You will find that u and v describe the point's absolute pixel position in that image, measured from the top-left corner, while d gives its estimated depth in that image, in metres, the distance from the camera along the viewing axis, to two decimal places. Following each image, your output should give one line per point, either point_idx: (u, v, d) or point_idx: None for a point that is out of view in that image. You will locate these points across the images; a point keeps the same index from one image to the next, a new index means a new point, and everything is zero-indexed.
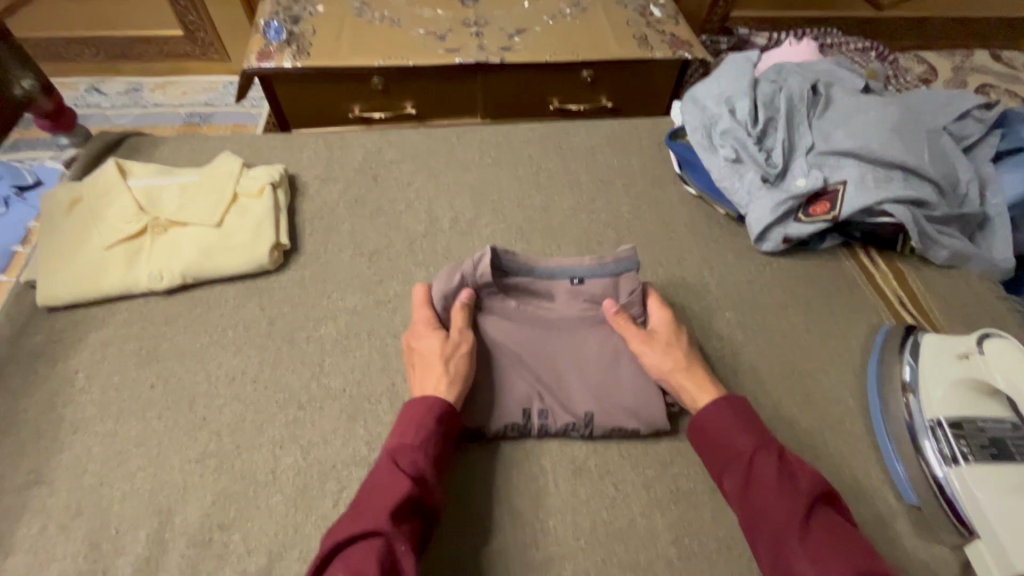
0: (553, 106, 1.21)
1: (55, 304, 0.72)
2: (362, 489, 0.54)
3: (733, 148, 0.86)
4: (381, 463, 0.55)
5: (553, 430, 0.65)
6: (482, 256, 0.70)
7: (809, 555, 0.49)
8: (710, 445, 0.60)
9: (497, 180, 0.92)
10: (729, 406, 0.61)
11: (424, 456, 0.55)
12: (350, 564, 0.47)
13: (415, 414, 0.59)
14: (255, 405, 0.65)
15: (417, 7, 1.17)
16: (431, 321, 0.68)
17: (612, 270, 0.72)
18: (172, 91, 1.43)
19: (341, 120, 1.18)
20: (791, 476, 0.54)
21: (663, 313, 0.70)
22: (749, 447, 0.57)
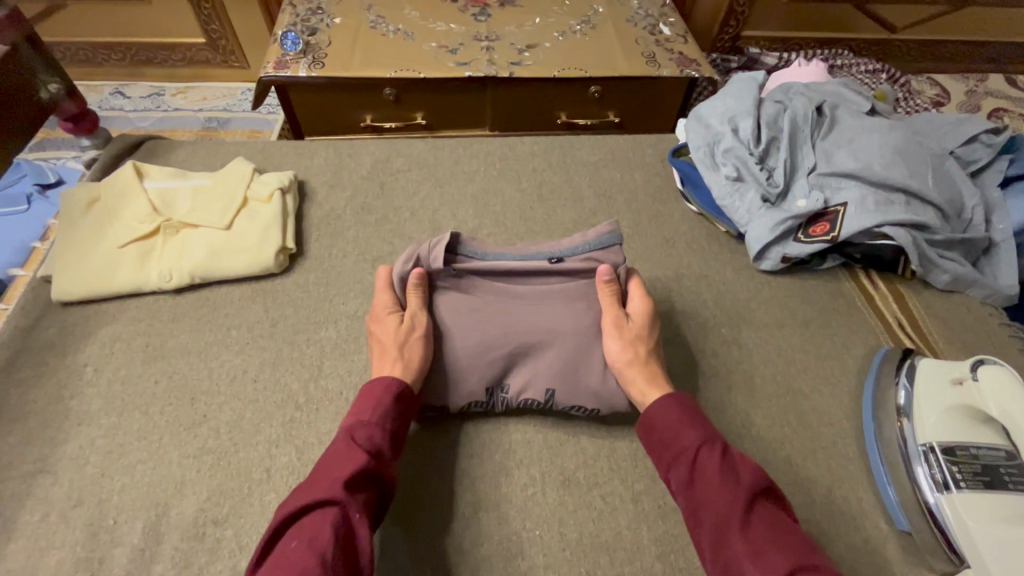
0: (560, 120, 1.22)
1: (69, 299, 0.74)
2: (317, 463, 0.56)
3: (735, 166, 0.87)
4: (337, 439, 0.57)
5: (515, 404, 0.68)
6: (439, 239, 0.72)
7: (747, 547, 0.50)
8: (656, 441, 0.60)
9: (501, 191, 0.93)
10: (675, 400, 0.61)
11: (380, 432, 0.58)
12: (303, 533, 0.49)
13: (373, 392, 0.61)
14: (254, 404, 0.67)
15: (431, 22, 1.20)
16: (391, 305, 0.70)
17: (590, 248, 0.73)
18: (193, 95, 1.48)
19: (353, 129, 1.21)
20: (733, 468, 0.55)
21: (639, 296, 0.70)
22: (694, 441, 0.57)
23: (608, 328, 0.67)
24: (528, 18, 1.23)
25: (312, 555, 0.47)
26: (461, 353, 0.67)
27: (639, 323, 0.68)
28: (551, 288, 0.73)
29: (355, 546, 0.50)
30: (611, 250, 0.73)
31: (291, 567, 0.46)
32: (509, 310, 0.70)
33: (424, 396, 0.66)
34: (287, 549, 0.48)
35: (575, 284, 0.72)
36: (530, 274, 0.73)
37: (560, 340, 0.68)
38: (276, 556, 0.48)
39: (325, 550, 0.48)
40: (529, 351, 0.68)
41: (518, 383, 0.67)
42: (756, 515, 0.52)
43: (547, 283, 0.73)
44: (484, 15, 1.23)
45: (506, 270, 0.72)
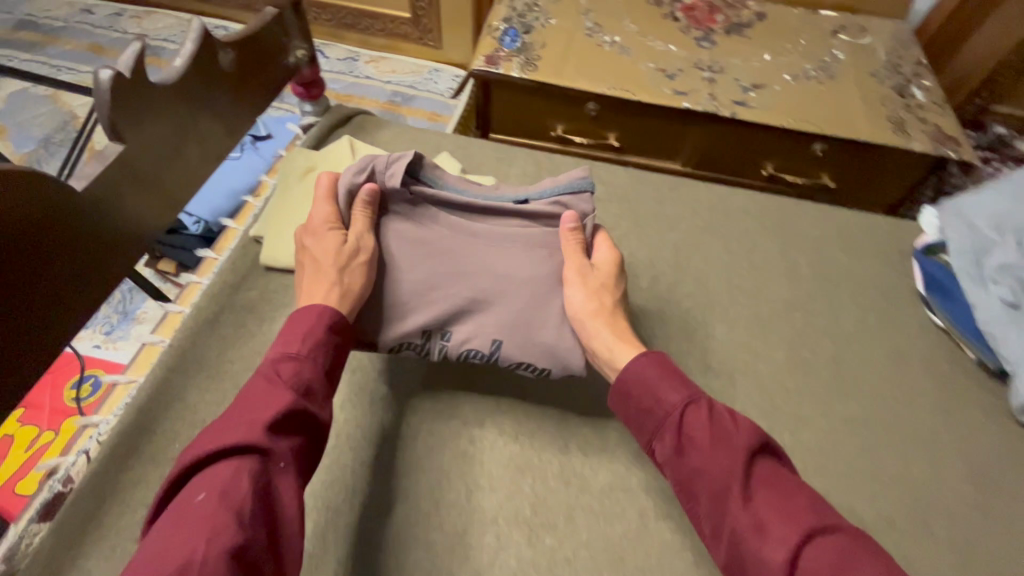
0: (765, 172, 1.10)
1: (275, 266, 0.75)
2: (231, 406, 0.52)
3: (1015, 288, 0.70)
4: (261, 376, 0.54)
5: (454, 354, 0.65)
6: (398, 156, 0.69)
7: (749, 516, 0.49)
8: (637, 406, 0.59)
9: (707, 246, 0.84)
10: (652, 358, 0.60)
11: (310, 368, 0.55)
12: (215, 484, 0.46)
13: (298, 328, 0.58)
14: (429, 426, 0.67)
15: (650, 39, 1.11)
16: (329, 217, 0.67)
17: (557, 192, 0.71)
18: (384, 66, 1.50)
19: (540, 137, 1.17)
20: (723, 431, 0.54)
21: (602, 247, 0.70)
22: (678, 403, 0.57)
23: (569, 279, 0.67)
24: (756, 53, 1.11)
25: (226, 510, 0.45)
26: (415, 288, 0.66)
27: (603, 281, 0.67)
28: (511, 231, 0.71)
29: (274, 496, 0.48)
30: (582, 196, 0.71)
31: (202, 521, 0.43)
32: (466, 254, 0.68)
33: (371, 329, 0.65)
34: (196, 502, 0.45)
35: (538, 229, 0.71)
36: (495, 212, 0.71)
37: (513, 289, 0.66)
38: (183, 510, 0.45)
39: (241, 505, 0.45)
40: (481, 297, 0.66)
41: (466, 330, 0.65)
42: (755, 480, 0.52)
43: (510, 224, 0.72)
44: (708, 41, 1.13)
45: (468, 206, 0.71)
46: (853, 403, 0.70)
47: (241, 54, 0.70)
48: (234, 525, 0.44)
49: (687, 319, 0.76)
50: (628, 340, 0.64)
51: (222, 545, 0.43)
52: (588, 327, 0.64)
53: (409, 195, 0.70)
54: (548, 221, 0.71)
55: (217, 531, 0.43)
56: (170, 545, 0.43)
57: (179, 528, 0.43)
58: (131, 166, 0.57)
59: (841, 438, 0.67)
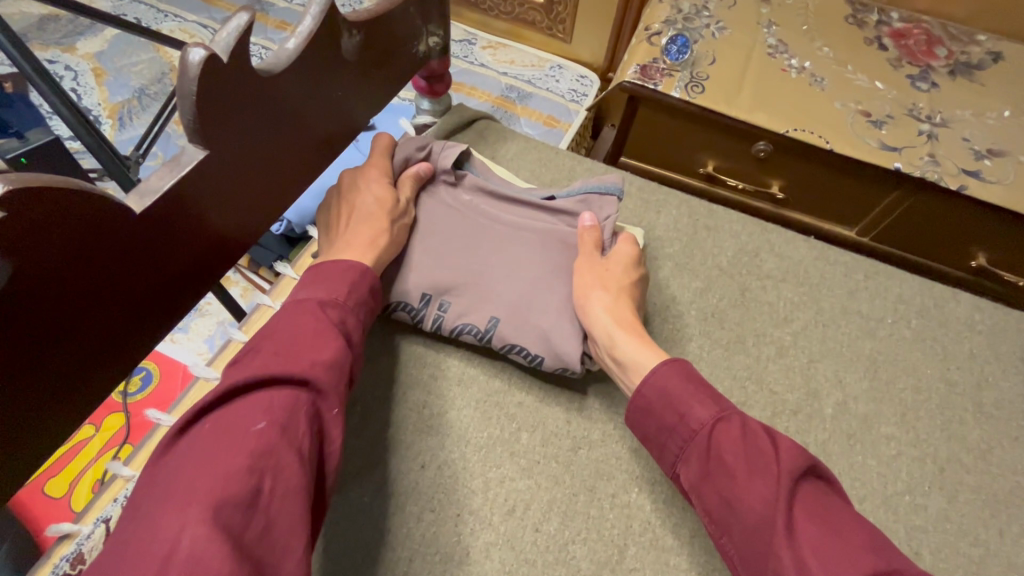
0: (974, 262, 0.87)
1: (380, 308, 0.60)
2: (267, 333, 0.43)
3: None
4: (302, 308, 0.45)
5: (448, 328, 0.56)
6: (454, 145, 0.64)
7: (796, 560, 0.38)
8: (655, 421, 0.48)
9: (915, 368, 0.62)
10: (673, 367, 0.49)
11: (357, 322, 0.47)
12: (271, 413, 0.38)
13: (344, 265, 0.50)
14: (531, 568, 0.48)
15: (849, 70, 0.88)
16: (383, 170, 0.60)
17: (587, 190, 0.63)
18: (502, 54, 1.32)
19: (684, 171, 0.98)
20: (759, 451, 0.43)
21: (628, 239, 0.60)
22: (706, 420, 0.45)
23: (582, 267, 0.57)
24: (990, 107, 0.85)
25: (287, 447, 0.37)
26: (414, 251, 0.58)
27: (621, 273, 0.57)
28: (532, 226, 0.61)
29: (325, 442, 0.41)
30: (606, 198, 0.63)
31: (264, 453, 0.36)
32: (479, 229, 0.60)
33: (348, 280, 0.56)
34: (248, 431, 0.37)
35: (558, 226, 0.62)
36: (520, 205, 0.63)
37: (515, 282, 0.57)
38: (223, 437, 0.36)
39: (302, 444, 0.38)
40: (483, 276, 0.57)
41: (456, 303, 0.56)
42: (803, 514, 0.40)
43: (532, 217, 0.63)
44: (926, 82, 0.88)
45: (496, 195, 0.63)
46: None
47: (368, 38, 0.55)
48: (298, 461, 0.37)
49: (885, 476, 0.56)
50: (643, 339, 0.52)
51: (290, 484, 0.35)
52: (593, 313, 0.54)
53: (454, 176, 0.63)
54: (570, 221, 0.62)
55: (281, 467, 0.36)
56: (211, 479, 0.33)
57: (231, 457, 0.35)
58: (211, 181, 0.43)
59: None
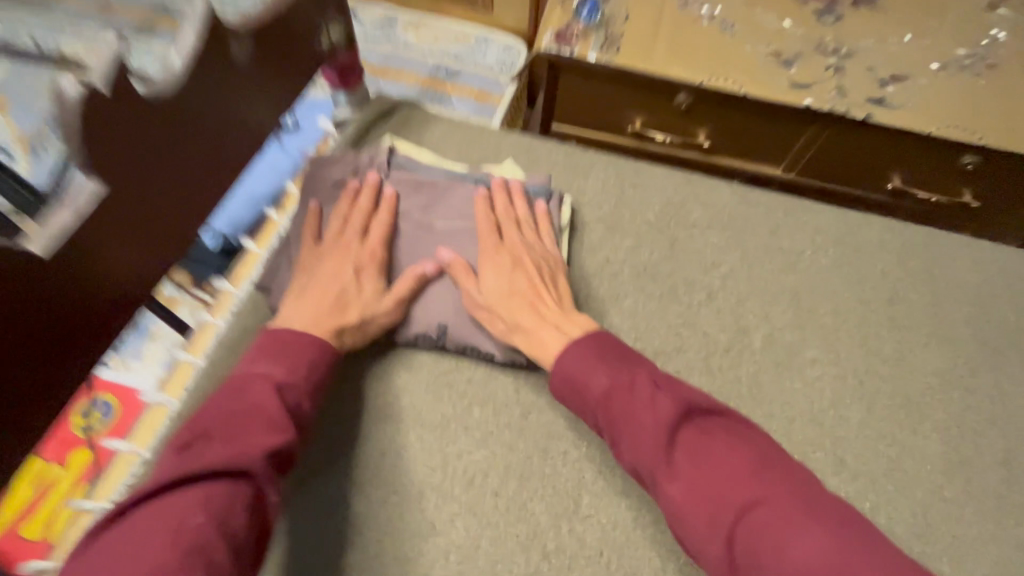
0: (890, 184, 0.91)
1: None
2: (220, 418, 0.45)
3: None
4: (258, 386, 0.47)
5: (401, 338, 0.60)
6: (380, 153, 0.68)
7: (681, 497, 0.44)
8: (569, 398, 0.53)
9: (834, 294, 0.67)
10: (581, 346, 0.53)
11: (310, 399, 0.49)
12: (209, 506, 0.40)
13: (300, 341, 0.52)
14: (494, 533, 0.52)
15: (759, 11, 0.90)
16: (378, 257, 0.61)
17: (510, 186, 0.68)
18: (426, 32, 1.29)
19: (614, 131, 0.98)
20: (641, 411, 0.47)
21: (489, 213, 0.65)
22: (604, 390, 0.50)
23: (461, 277, 0.60)
24: (893, 33, 0.89)
25: (221, 542, 0.39)
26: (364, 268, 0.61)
27: (485, 250, 0.62)
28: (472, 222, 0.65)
29: (265, 526, 0.43)
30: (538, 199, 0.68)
31: (196, 550, 0.38)
32: (419, 244, 0.63)
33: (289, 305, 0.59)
34: (186, 525, 0.39)
35: (498, 216, 0.65)
36: (458, 197, 0.66)
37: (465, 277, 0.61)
38: (160, 529, 0.38)
39: (235, 536, 0.40)
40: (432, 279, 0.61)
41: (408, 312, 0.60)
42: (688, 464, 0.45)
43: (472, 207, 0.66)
44: (832, 15, 0.90)
45: (433, 189, 0.67)
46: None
47: (261, 45, 0.54)
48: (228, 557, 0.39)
49: (813, 395, 0.60)
50: (519, 301, 0.58)
51: None
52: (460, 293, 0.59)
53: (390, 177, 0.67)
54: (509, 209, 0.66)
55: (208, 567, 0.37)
56: None
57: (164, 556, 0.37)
58: (109, 220, 0.44)
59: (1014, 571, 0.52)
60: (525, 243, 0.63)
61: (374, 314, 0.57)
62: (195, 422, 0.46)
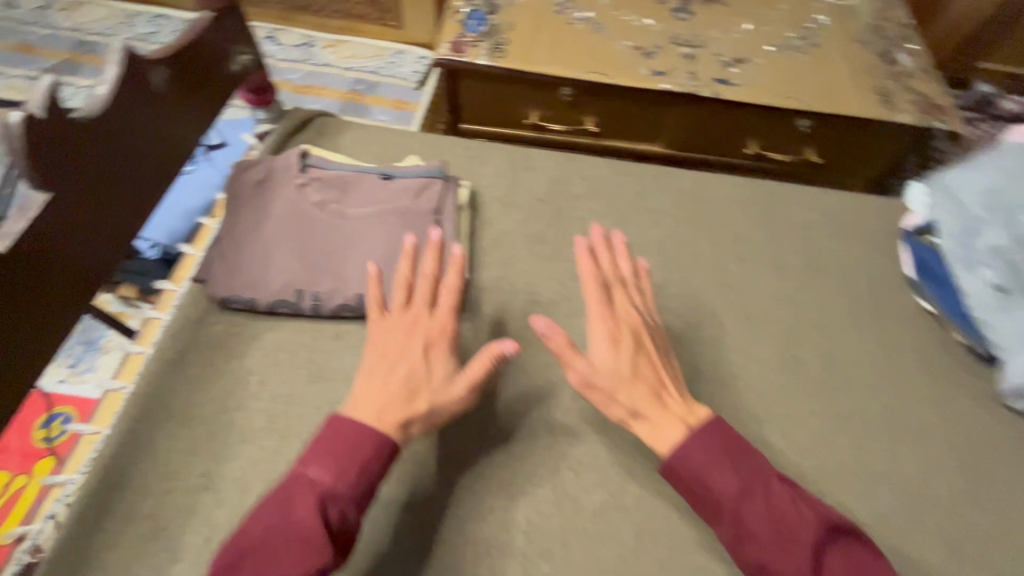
0: (749, 151, 1.06)
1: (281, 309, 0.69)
2: (260, 541, 0.48)
3: (1003, 270, 0.70)
4: (295, 504, 0.48)
5: (326, 312, 0.69)
6: (291, 155, 0.76)
7: None
8: (679, 483, 0.54)
9: (692, 241, 0.81)
10: (697, 440, 0.53)
11: (351, 509, 0.49)
12: None
13: (352, 444, 0.51)
14: (415, 457, 0.62)
15: (624, 13, 1.04)
16: (447, 330, 0.60)
17: (417, 175, 0.77)
18: (344, 51, 1.40)
19: (514, 125, 1.11)
20: (785, 522, 0.49)
21: (594, 272, 0.63)
22: (732, 492, 0.51)
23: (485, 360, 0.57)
24: (736, 23, 1.05)
25: None
26: (285, 255, 0.69)
27: (603, 317, 0.60)
28: (378, 205, 0.73)
29: None
30: (435, 179, 0.76)
31: None
32: (332, 229, 0.71)
33: (224, 292, 0.68)
34: None
35: (400, 199, 0.74)
36: (364, 186, 0.75)
37: (375, 254, 0.70)
38: None
39: None
40: (346, 258, 0.70)
41: (328, 288, 0.68)
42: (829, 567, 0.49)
43: (378, 193, 0.74)
44: (685, 12, 1.06)
45: (342, 182, 0.75)
46: (845, 397, 0.69)
47: (175, 72, 0.64)
48: None
49: (675, 322, 0.74)
50: (642, 386, 0.57)
51: None
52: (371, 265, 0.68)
53: (303, 175, 0.74)
54: (411, 191, 0.75)
55: None
56: None
57: None
58: (47, 238, 0.50)
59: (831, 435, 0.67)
60: (636, 312, 0.62)
61: (439, 403, 0.56)
62: (236, 543, 0.49)
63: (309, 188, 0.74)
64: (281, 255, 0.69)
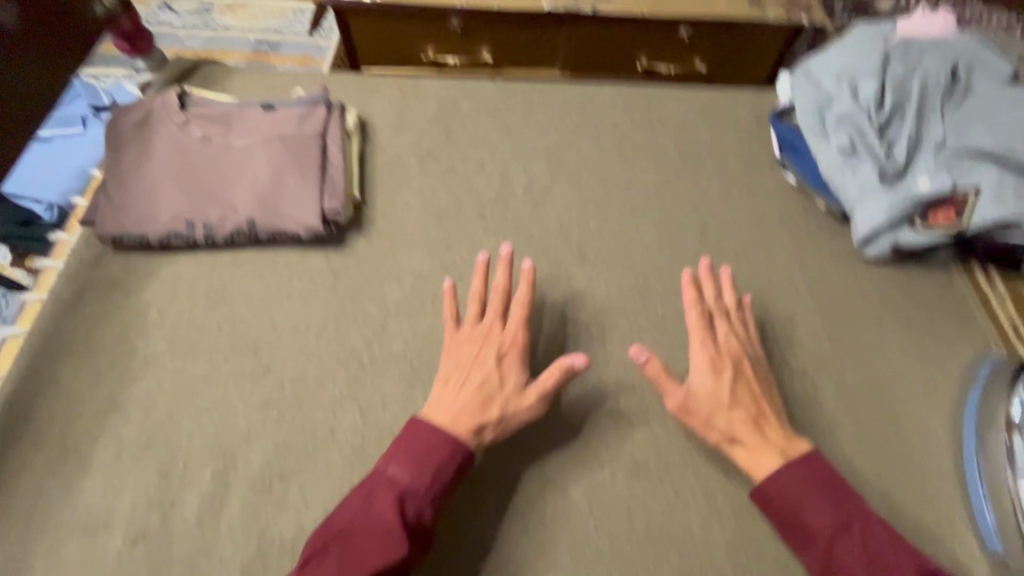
0: (641, 66, 1.11)
1: (175, 242, 0.71)
2: (347, 528, 0.52)
3: (850, 135, 0.76)
4: (384, 502, 0.52)
5: (220, 239, 0.71)
6: (169, 96, 0.76)
7: None
8: (776, 515, 0.55)
9: (577, 146, 0.85)
10: (798, 469, 0.55)
11: (427, 507, 0.53)
12: None
13: (431, 446, 0.55)
14: (318, 361, 0.66)
15: None
16: (518, 342, 0.63)
17: (300, 103, 0.78)
18: (243, 14, 1.38)
19: (414, 64, 1.12)
20: (881, 556, 0.51)
21: (698, 304, 0.65)
22: (828, 527, 0.52)
23: (554, 373, 0.60)
24: None
25: None
26: (172, 190, 0.71)
27: (700, 345, 0.62)
28: (260, 134, 0.75)
29: None
30: (317, 105, 0.78)
31: None
32: (216, 160, 0.73)
33: (115, 229, 0.69)
34: None
35: (282, 126, 0.75)
36: (246, 118, 0.76)
37: (260, 179, 0.72)
38: None
39: None
40: (232, 186, 0.72)
41: (217, 216, 0.71)
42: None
43: (261, 123, 0.76)
44: None
45: (223, 116, 0.76)
46: (720, 265, 0.75)
47: (24, 11, 0.64)
48: None
49: (563, 217, 0.78)
50: (740, 412, 0.58)
51: None
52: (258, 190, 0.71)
53: (183, 114, 0.76)
54: (292, 117, 0.76)
55: None
56: None
57: None
58: None
59: None
60: (736, 336, 0.63)
61: (514, 410, 0.59)
62: (322, 533, 0.52)
63: (191, 126, 0.75)
64: (168, 190, 0.71)
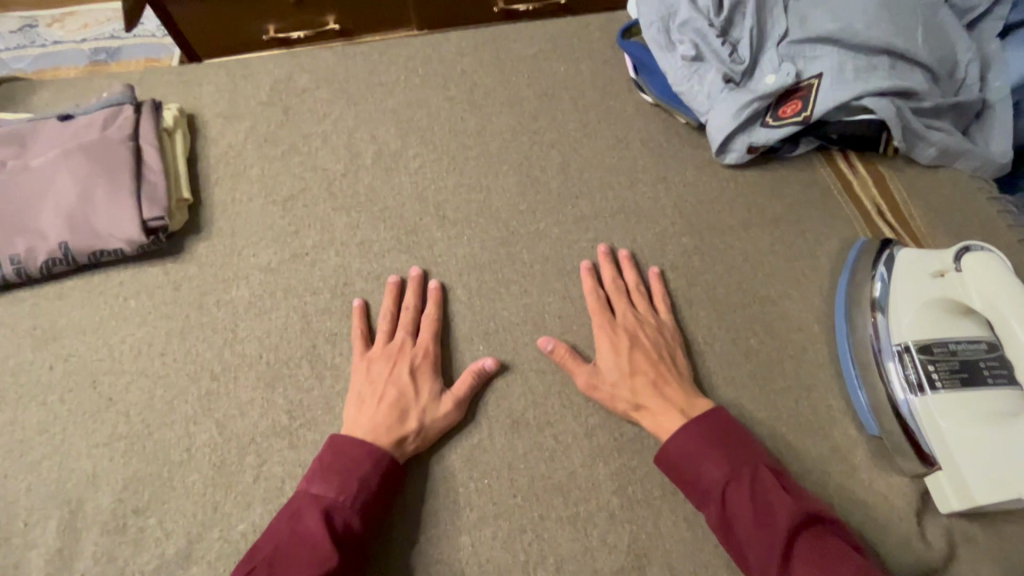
0: (498, 8, 1.04)
1: None
2: (273, 551, 0.48)
3: (694, 43, 0.74)
4: (309, 521, 0.49)
5: (34, 271, 0.64)
6: None
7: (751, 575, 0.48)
8: (676, 474, 0.54)
9: (427, 102, 0.80)
10: (690, 428, 0.54)
11: (355, 518, 0.51)
12: None
13: (356, 456, 0.53)
14: (165, 382, 0.61)
15: None
16: (430, 355, 0.61)
17: (105, 106, 0.71)
18: (73, 23, 1.25)
19: (256, 45, 1.04)
20: (768, 503, 0.50)
21: (596, 289, 0.65)
22: (718, 479, 0.51)
23: (467, 379, 0.59)
24: None
25: None
26: None
27: (598, 327, 0.62)
28: (61, 148, 0.67)
29: None
30: (123, 106, 0.71)
31: None
32: (14, 186, 0.65)
33: None
34: None
35: (85, 136, 0.68)
36: (44, 135, 0.69)
37: (66, 197, 0.65)
38: None
39: None
40: (37, 211, 0.64)
41: (24, 248, 0.63)
42: (797, 548, 0.48)
43: (62, 137, 0.68)
44: None
45: (17, 137, 0.68)
46: (584, 200, 0.72)
47: None
48: None
49: (417, 180, 0.74)
50: (643, 379, 0.58)
51: None
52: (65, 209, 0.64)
53: None
54: (96, 125, 0.69)
55: None
56: None
57: None
58: None
59: (573, 237, 0.70)
60: (640, 315, 0.63)
61: (431, 418, 0.56)
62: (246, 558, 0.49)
63: None
64: None
